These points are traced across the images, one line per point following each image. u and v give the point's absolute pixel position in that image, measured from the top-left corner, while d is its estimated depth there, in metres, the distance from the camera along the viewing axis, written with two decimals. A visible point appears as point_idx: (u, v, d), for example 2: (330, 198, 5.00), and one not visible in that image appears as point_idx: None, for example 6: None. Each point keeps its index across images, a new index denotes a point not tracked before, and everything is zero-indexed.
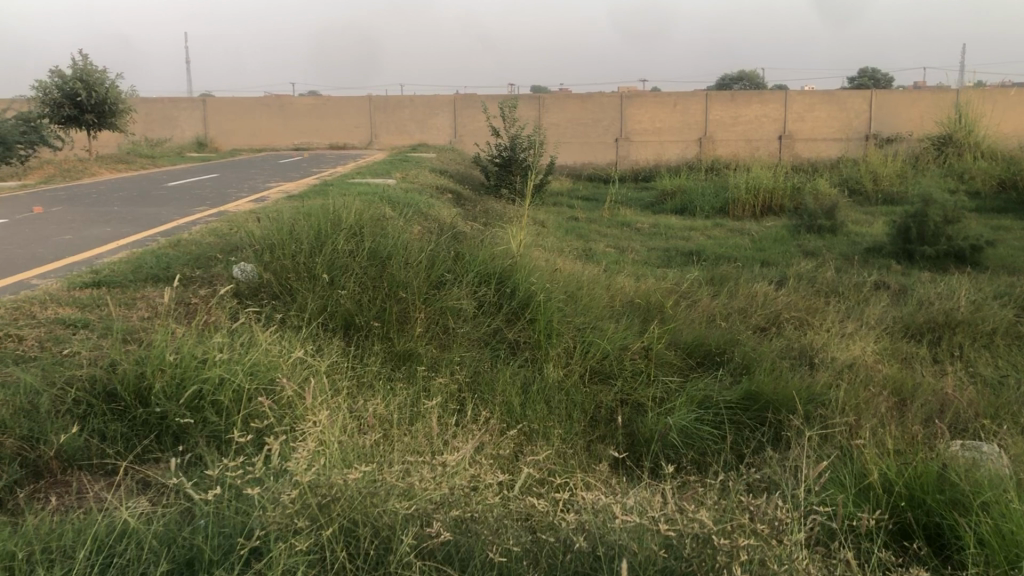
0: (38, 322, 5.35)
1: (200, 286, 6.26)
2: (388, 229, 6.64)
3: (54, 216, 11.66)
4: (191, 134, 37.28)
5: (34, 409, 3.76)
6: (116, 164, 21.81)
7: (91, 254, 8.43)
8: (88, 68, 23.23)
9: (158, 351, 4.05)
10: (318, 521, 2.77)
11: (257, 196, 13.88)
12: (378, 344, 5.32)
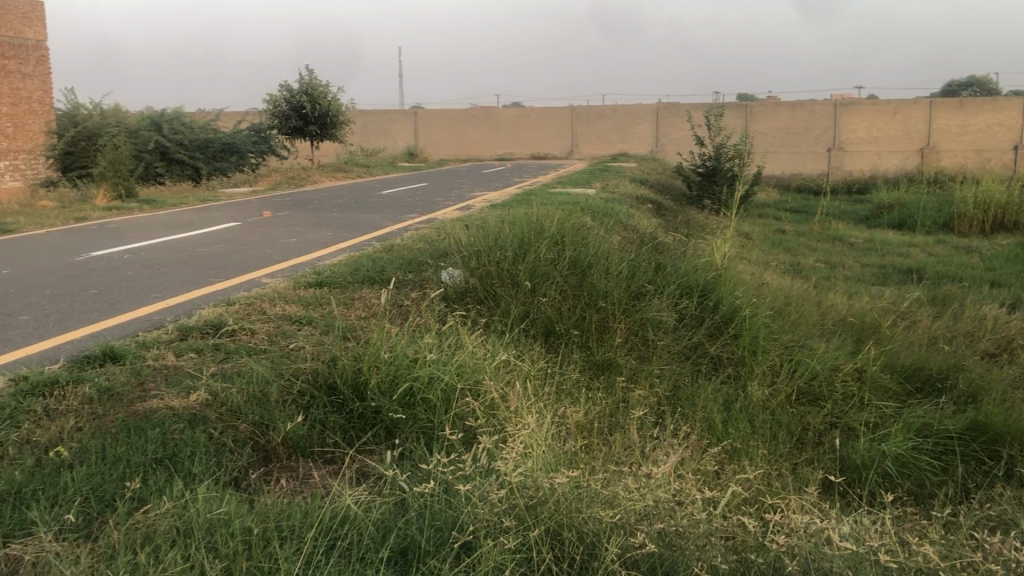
0: (268, 317, 5.81)
1: (412, 290, 6.57)
2: (588, 239, 6.68)
3: (281, 220, 12.60)
4: (402, 144, 39.10)
5: (265, 397, 4.09)
6: (335, 173, 23.26)
7: (314, 256, 9.03)
8: (314, 82, 24.95)
9: (374, 349, 4.30)
10: (524, 522, 2.86)
11: (464, 204, 14.37)
12: (578, 353, 5.37)
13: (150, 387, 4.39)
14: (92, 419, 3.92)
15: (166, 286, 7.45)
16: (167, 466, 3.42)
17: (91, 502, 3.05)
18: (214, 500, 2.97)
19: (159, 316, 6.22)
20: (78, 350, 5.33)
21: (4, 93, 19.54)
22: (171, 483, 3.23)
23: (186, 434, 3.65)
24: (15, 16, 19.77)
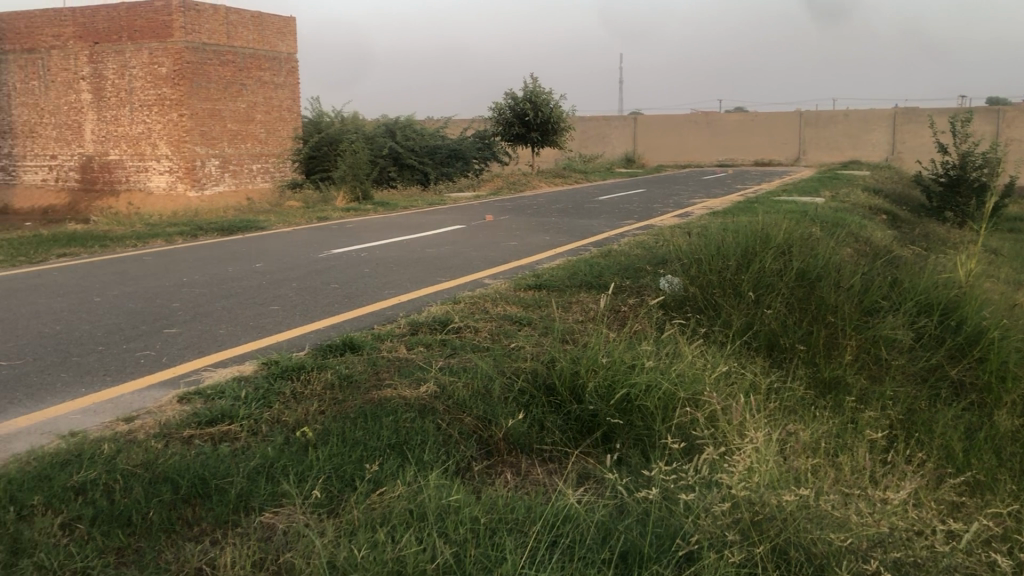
0: (491, 317, 6.02)
1: (630, 296, 6.59)
2: (817, 250, 6.40)
3: (502, 224, 12.98)
4: (621, 150, 39.11)
5: (488, 394, 4.25)
6: (555, 178, 23.69)
7: (534, 259, 9.25)
8: (538, 90, 25.60)
9: (593, 353, 4.34)
10: (749, 538, 2.80)
11: (683, 211, 14.20)
12: (802, 368, 5.16)
13: (383, 377, 4.68)
14: (333, 404, 4.24)
15: (397, 284, 7.90)
16: (398, 452, 3.63)
17: (334, 481, 3.30)
18: (444, 488, 3.13)
19: (391, 312, 6.61)
20: (321, 340, 5.77)
21: (258, 101, 21.31)
22: (403, 468, 3.43)
23: (415, 424, 3.87)
24: (271, 30, 21.47)
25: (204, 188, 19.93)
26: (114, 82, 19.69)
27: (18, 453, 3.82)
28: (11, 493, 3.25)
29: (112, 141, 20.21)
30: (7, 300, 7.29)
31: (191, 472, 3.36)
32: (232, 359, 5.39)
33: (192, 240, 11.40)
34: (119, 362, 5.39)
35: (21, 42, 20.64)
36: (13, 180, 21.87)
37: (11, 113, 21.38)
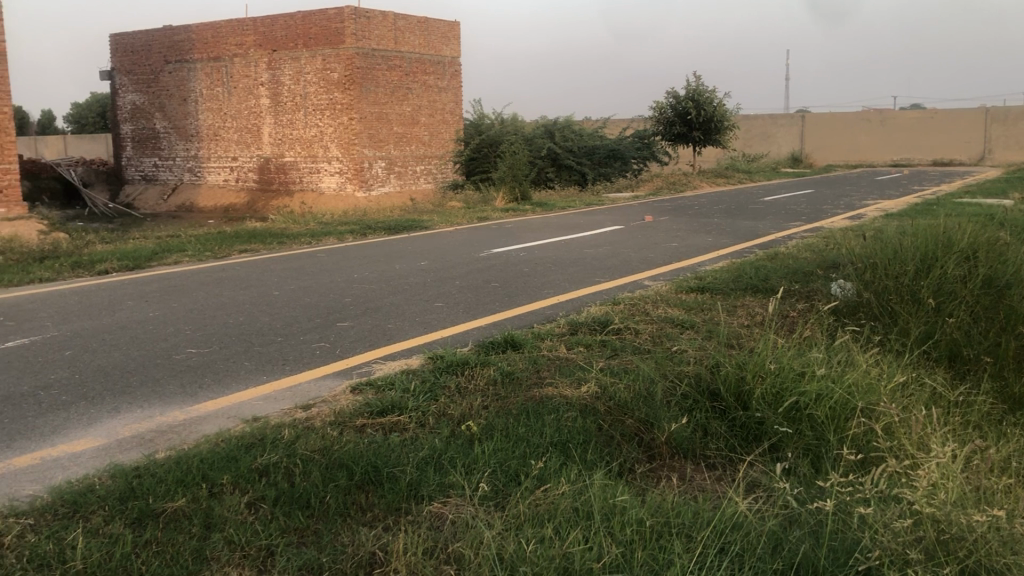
0: (652, 319, 5.97)
1: (799, 302, 6.37)
2: (1007, 255, 5.97)
3: (662, 225, 12.82)
4: (787, 150, 37.84)
5: (651, 396, 4.21)
6: (717, 179, 23.21)
7: (695, 261, 9.09)
8: (700, 88, 25.15)
9: (760, 358, 4.20)
10: (935, 558, 2.66)
11: (854, 212, 13.59)
12: (989, 382, 4.83)
13: (544, 375, 4.73)
14: (496, 400, 4.32)
15: (558, 284, 7.95)
16: (561, 450, 3.65)
17: (499, 475, 3.36)
18: (610, 488, 3.14)
19: (551, 311, 6.66)
20: (483, 336, 5.89)
21: (423, 105, 21.86)
22: (567, 466, 3.45)
23: (577, 424, 3.89)
24: (436, 35, 22.01)
25: (371, 189, 20.68)
26: (290, 87, 20.81)
27: (208, 434, 4.12)
28: (203, 471, 3.51)
29: (287, 143, 21.33)
30: (196, 292, 7.84)
31: (363, 460, 3.52)
32: (399, 353, 5.58)
33: (361, 238, 11.88)
34: (296, 353, 5.70)
35: (208, 52, 22.11)
36: (199, 181, 23.46)
37: (198, 118, 22.94)
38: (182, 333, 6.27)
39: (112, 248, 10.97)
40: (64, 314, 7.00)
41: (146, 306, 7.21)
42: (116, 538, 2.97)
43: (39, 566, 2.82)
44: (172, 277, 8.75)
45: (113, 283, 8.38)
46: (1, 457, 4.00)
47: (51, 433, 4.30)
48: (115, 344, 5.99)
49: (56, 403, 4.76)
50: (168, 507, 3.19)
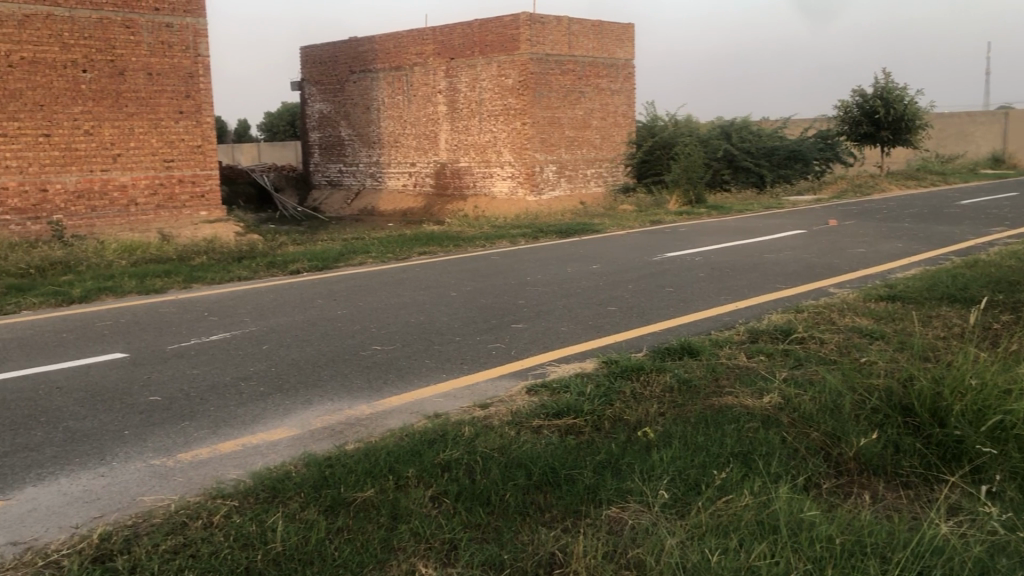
0: (838, 329, 5.71)
1: (1002, 313, 5.92)
2: None
3: (847, 229, 12.25)
4: (986, 149, 35.23)
5: (838, 410, 4.03)
6: (906, 181, 22.00)
7: (884, 268, 8.62)
8: (890, 86, 23.93)
9: (960, 374, 3.94)
10: None
11: None
12: None
13: (723, 384, 4.62)
14: (673, 407, 4.27)
15: (735, 289, 7.75)
16: (742, 461, 3.56)
17: (678, 483, 3.32)
18: (796, 502, 3.04)
19: (729, 318, 6.50)
20: (659, 342, 5.83)
21: (596, 108, 21.89)
22: (749, 478, 3.37)
23: (759, 435, 3.79)
24: (611, 38, 21.95)
25: (542, 193, 20.87)
26: (467, 94, 21.37)
27: (392, 429, 4.29)
28: (389, 464, 3.66)
29: (462, 149, 21.90)
30: (378, 292, 8.19)
31: (542, 460, 3.56)
32: (574, 356, 5.62)
33: (533, 242, 12.02)
34: (474, 353, 5.84)
35: (390, 61, 23.05)
36: (379, 185, 24.47)
37: (380, 125, 23.95)
38: (367, 331, 6.57)
39: (302, 249, 11.63)
40: (260, 310, 7.49)
41: (333, 305, 7.60)
42: (311, 523, 3.16)
43: (243, 544, 3.03)
44: (356, 277, 9.18)
45: (303, 282, 8.89)
46: (208, 441, 4.33)
47: (251, 421, 4.61)
48: (306, 339, 6.35)
49: (255, 393, 5.10)
50: (358, 497, 3.36)
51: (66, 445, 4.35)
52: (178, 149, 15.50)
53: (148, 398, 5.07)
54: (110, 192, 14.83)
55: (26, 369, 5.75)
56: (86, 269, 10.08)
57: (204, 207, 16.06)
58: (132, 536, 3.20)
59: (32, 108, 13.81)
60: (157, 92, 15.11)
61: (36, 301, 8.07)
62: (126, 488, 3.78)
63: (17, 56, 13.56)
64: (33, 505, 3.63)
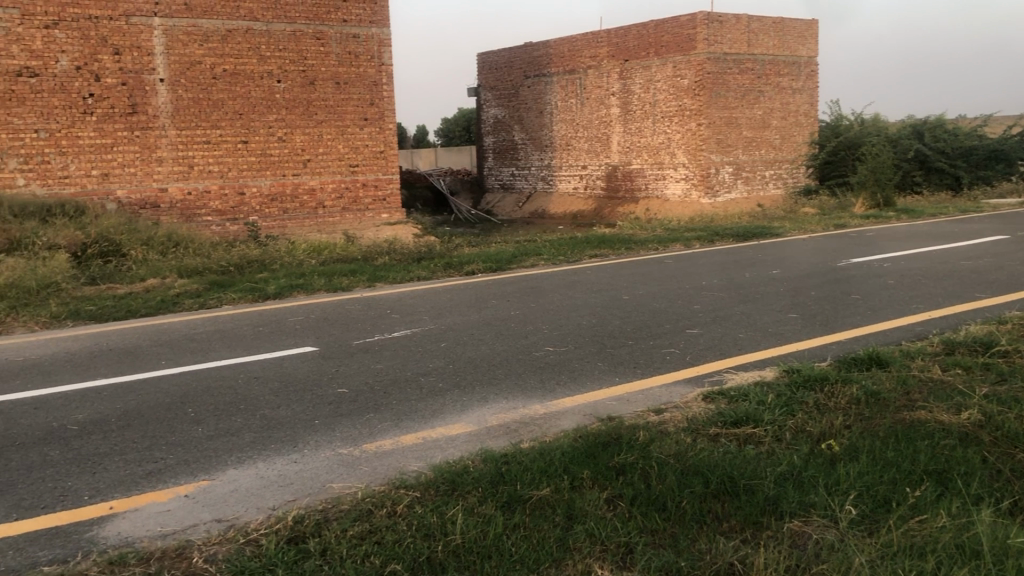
0: None
1: None
2: None
3: None
4: None
5: None
6: None
7: None
8: None
9: None
10: None
11: None
12: None
13: (914, 398, 4.37)
14: (860, 420, 4.08)
15: (928, 298, 7.31)
16: (938, 479, 3.36)
17: (867, 499, 3.18)
18: (1000, 529, 2.86)
19: (922, 328, 6.14)
20: (845, 352, 5.58)
21: (776, 108, 21.19)
22: (946, 498, 3.18)
23: (958, 453, 3.57)
24: (793, 35, 21.19)
25: (717, 195, 20.38)
26: (641, 96, 21.23)
27: (567, 430, 4.33)
28: (564, 464, 3.70)
29: (636, 151, 21.77)
30: (551, 293, 8.27)
31: (720, 468, 3.50)
32: (752, 364, 5.47)
33: (708, 246, 11.78)
34: (648, 357, 5.79)
35: (564, 65, 23.22)
36: (551, 188, 24.69)
37: (553, 129, 24.17)
38: (541, 332, 6.65)
39: (477, 250, 11.92)
40: (438, 309, 7.73)
41: (508, 306, 7.75)
42: (490, 518, 3.24)
43: (425, 534, 3.15)
44: (529, 279, 9.31)
45: (479, 283, 9.11)
46: (391, 433, 4.52)
47: (430, 416, 4.77)
48: (482, 338, 6.51)
49: (434, 389, 5.28)
50: (534, 495, 3.41)
51: (263, 431, 4.66)
52: (362, 154, 16.24)
53: (335, 390, 5.34)
54: (300, 195, 15.73)
55: (227, 358, 6.19)
56: (278, 267, 10.75)
57: (385, 210, 16.75)
58: (322, 519, 3.38)
59: (233, 117, 14.85)
60: (344, 100, 15.89)
61: (235, 296, 8.68)
62: (316, 475, 4.00)
63: (221, 69, 14.62)
64: (233, 486, 3.91)
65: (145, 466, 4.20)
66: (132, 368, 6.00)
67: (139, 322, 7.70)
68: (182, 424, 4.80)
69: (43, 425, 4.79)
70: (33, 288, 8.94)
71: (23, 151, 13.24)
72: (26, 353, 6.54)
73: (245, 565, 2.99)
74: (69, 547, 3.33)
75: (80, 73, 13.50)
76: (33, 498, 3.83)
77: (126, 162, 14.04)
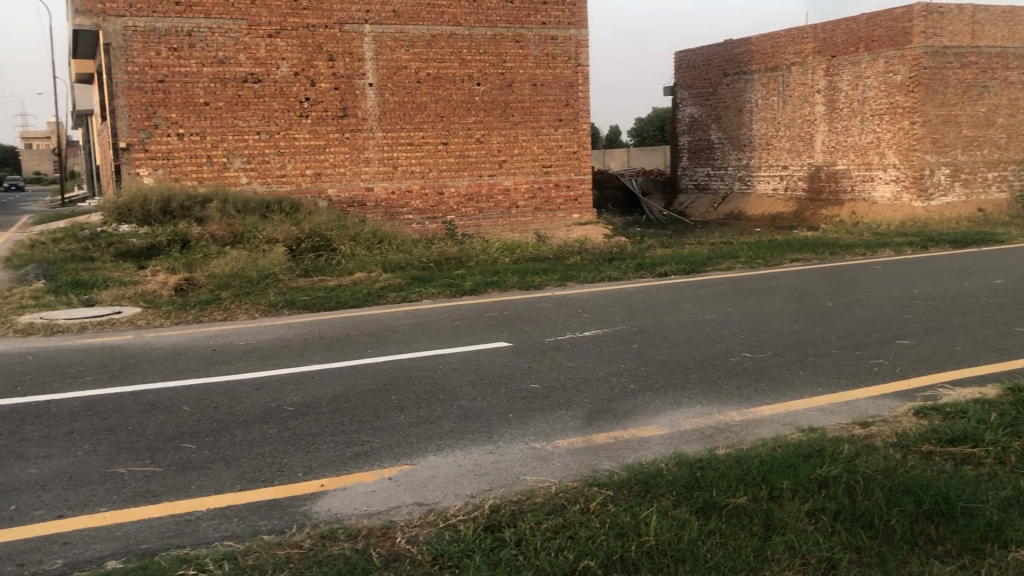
0: None
1: None
2: None
3: None
4: None
5: None
6: None
7: None
8: None
9: None
10: None
11: None
12: None
13: None
14: None
15: None
16: None
17: None
18: None
19: None
20: None
21: (1002, 104, 19.58)
22: None
23: None
24: None
25: (931, 198, 19.07)
26: (848, 94, 20.23)
27: (764, 439, 4.20)
28: (762, 473, 3.60)
29: (841, 151, 20.74)
30: (749, 298, 8.04)
31: (934, 488, 3.29)
32: (971, 379, 5.08)
33: (920, 252, 11.05)
34: (854, 368, 5.52)
35: (766, 62, 22.53)
36: (748, 189, 23.97)
37: (752, 128, 23.45)
38: (738, 337, 6.48)
39: (671, 252, 11.78)
40: (630, 310, 7.70)
41: (702, 309, 7.60)
42: (684, 522, 3.20)
43: (618, 533, 3.15)
44: (725, 282, 9.09)
45: (672, 285, 9.00)
46: (584, 431, 4.55)
47: (623, 417, 4.76)
48: (675, 341, 6.43)
49: (626, 390, 5.27)
50: (730, 502, 3.34)
51: (460, 421, 4.82)
52: (556, 154, 16.44)
53: (529, 385, 5.45)
54: (495, 194, 16.14)
55: (426, 350, 6.45)
56: (474, 264, 11.06)
57: (577, 210, 16.86)
58: (517, 511, 3.45)
59: (434, 119, 15.43)
60: (540, 101, 16.15)
61: (434, 291, 9.01)
62: (511, 467, 4.09)
63: (424, 72, 15.23)
64: (433, 473, 4.07)
65: (352, 448, 4.44)
66: (341, 356, 6.37)
67: (346, 313, 8.15)
68: (386, 410, 5.05)
69: (262, 404, 5.18)
70: (253, 278, 9.66)
71: (246, 152, 14.31)
72: (247, 338, 7.07)
73: (445, 549, 3.10)
74: (286, 518, 3.58)
75: (298, 78, 14.44)
76: (254, 471, 4.15)
77: (336, 162, 14.91)
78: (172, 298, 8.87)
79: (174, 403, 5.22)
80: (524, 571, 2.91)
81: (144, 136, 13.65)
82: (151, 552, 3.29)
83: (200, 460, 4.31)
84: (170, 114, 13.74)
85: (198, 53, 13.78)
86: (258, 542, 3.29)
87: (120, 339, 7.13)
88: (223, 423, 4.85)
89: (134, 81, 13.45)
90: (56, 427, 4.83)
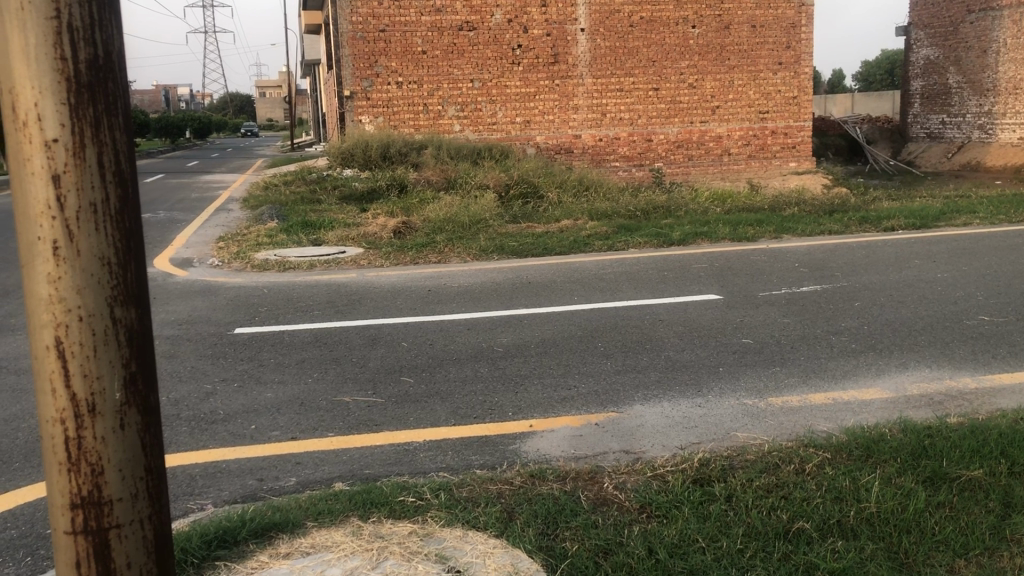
0: None
1: None
2: None
3: None
4: None
5: None
6: None
7: None
8: None
9: None
10: None
11: None
12: None
13: None
14: None
15: None
16: None
17: None
18: None
19: None
20: None
21: None
22: None
23: None
24: None
25: None
26: None
27: (1004, 409, 3.87)
28: (1001, 446, 3.31)
29: None
30: (989, 257, 7.36)
31: None
32: None
33: None
34: None
35: None
36: (989, 138, 21.86)
37: (998, 71, 21.27)
38: (975, 299, 5.98)
39: (899, 205, 10.97)
40: (849, 266, 7.28)
41: (933, 267, 7.05)
42: (910, 491, 3.01)
43: (835, 497, 3.01)
44: (960, 239, 8.36)
45: (900, 241, 8.40)
46: (799, 390, 4.38)
47: (842, 376, 4.55)
48: (901, 300, 6.01)
49: (846, 349, 5.01)
50: (964, 475, 3.10)
51: (668, 371, 4.78)
52: (774, 99, 15.73)
53: (739, 339, 5.31)
54: (707, 142, 15.69)
55: (633, 299, 6.42)
56: (683, 213, 10.84)
57: (794, 158, 16.12)
58: (728, 465, 3.38)
59: (646, 64, 15.14)
60: (758, 43, 15.46)
61: (641, 241, 8.92)
62: (721, 421, 4.01)
63: (638, 16, 14.90)
64: (641, 421, 4.05)
65: (560, 392, 4.51)
66: (549, 301, 6.46)
67: (552, 260, 8.22)
68: (593, 357, 5.08)
69: (474, 345, 5.35)
70: (465, 223, 9.94)
71: (459, 99, 14.69)
72: (458, 280, 7.31)
73: (653, 498, 3.09)
74: (497, 455, 3.70)
75: (511, 25, 14.53)
76: (467, 407, 4.30)
77: (546, 109, 15.01)
78: (390, 240, 9.30)
79: (393, 338, 5.51)
80: (734, 527, 2.85)
81: (366, 85, 14.30)
82: (374, 478, 3.50)
83: (417, 394, 4.52)
84: (390, 62, 14.31)
85: (416, 3, 14.18)
86: (471, 476, 3.41)
87: (343, 278, 7.57)
88: (438, 359, 5.07)
89: (358, 30, 14.03)
90: (289, 356, 5.21)
